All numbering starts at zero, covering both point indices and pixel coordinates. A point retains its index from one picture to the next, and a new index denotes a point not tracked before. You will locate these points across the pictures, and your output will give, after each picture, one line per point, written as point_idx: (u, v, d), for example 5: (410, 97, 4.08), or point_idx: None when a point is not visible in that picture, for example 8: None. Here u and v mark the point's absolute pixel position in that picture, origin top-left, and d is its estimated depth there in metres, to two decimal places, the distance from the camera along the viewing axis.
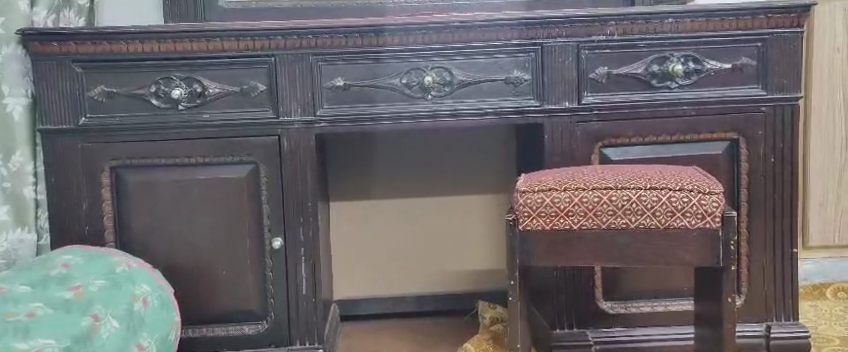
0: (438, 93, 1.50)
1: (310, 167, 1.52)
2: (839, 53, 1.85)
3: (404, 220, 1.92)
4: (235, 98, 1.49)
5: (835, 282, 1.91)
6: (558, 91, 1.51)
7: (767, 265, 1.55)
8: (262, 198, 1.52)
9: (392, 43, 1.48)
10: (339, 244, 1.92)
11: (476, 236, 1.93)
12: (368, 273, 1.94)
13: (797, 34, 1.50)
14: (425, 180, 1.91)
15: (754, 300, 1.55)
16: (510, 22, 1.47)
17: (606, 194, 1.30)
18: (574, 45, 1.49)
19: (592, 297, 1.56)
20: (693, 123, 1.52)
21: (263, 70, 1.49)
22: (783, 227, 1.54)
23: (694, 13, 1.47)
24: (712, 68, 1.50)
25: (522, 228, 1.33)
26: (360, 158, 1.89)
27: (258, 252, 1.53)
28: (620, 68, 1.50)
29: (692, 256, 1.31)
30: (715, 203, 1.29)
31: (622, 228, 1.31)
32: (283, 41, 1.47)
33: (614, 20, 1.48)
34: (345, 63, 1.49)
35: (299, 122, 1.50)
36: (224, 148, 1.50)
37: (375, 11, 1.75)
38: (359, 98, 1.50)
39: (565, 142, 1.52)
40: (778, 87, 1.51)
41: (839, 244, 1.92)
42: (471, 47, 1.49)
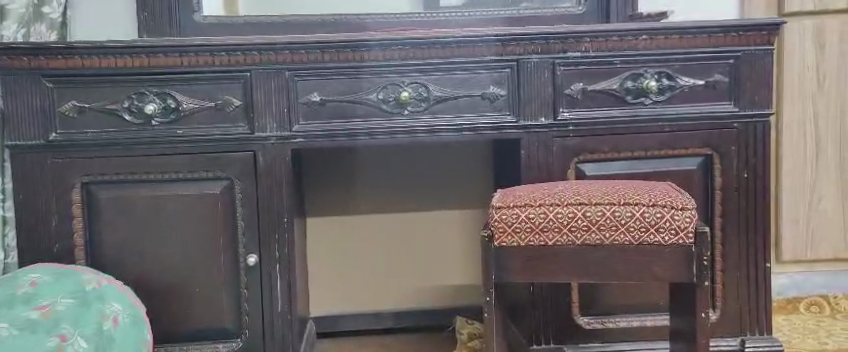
0: (414, 108, 1.50)
1: (286, 183, 1.51)
2: (808, 69, 1.87)
3: (382, 236, 1.91)
4: (210, 113, 1.48)
5: (807, 296, 1.93)
6: (534, 107, 1.51)
7: (740, 280, 1.56)
8: (236, 214, 1.51)
9: (368, 58, 1.48)
10: (316, 260, 1.91)
11: (454, 252, 1.93)
12: (345, 289, 1.93)
13: (768, 52, 1.52)
14: (402, 195, 1.90)
15: (728, 314, 1.56)
16: (486, 38, 1.48)
17: (581, 210, 1.30)
18: (549, 62, 1.50)
19: (569, 312, 1.56)
20: (667, 139, 1.53)
21: (239, 85, 1.48)
22: (756, 241, 1.55)
23: (667, 30, 1.49)
24: (685, 84, 1.52)
25: (498, 244, 1.33)
26: (336, 174, 1.89)
27: (233, 269, 1.52)
28: (594, 85, 1.51)
29: (666, 271, 1.31)
30: (688, 219, 1.29)
31: (597, 243, 1.31)
32: (259, 56, 1.46)
33: (589, 36, 1.49)
34: (321, 78, 1.49)
35: (274, 137, 1.49)
36: (199, 164, 1.49)
37: (351, 27, 1.75)
38: (335, 114, 1.50)
39: (541, 158, 1.53)
40: (750, 104, 1.53)
41: (811, 258, 1.94)
42: (447, 62, 1.49)
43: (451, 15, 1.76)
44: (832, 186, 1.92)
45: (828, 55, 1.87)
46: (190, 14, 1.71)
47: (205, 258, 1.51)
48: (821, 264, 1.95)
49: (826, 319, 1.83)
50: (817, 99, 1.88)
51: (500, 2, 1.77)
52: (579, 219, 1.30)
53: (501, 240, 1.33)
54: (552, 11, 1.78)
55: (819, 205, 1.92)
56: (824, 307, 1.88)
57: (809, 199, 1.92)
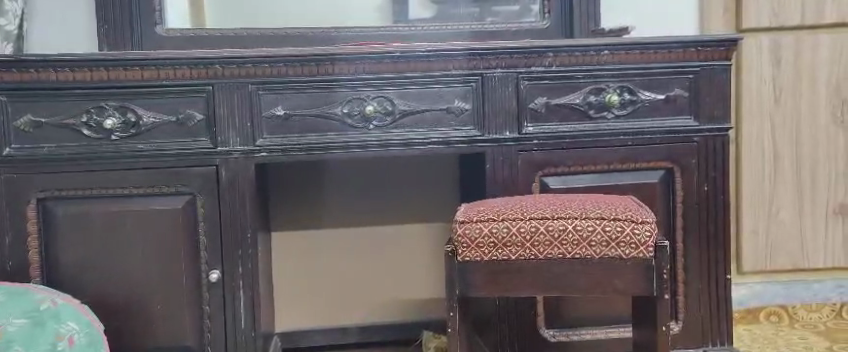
0: (379, 123, 1.50)
1: (249, 197, 1.50)
2: (766, 84, 1.90)
3: (347, 251, 1.90)
4: (172, 126, 1.46)
5: (767, 306, 1.96)
6: (499, 121, 1.52)
7: (702, 292, 1.57)
8: (199, 230, 1.49)
9: (333, 72, 1.48)
10: (281, 276, 1.89)
11: (419, 267, 1.93)
12: (310, 305, 1.91)
13: (726, 67, 1.54)
14: (367, 210, 1.90)
15: (691, 326, 1.58)
16: (450, 53, 1.48)
17: (543, 224, 1.31)
18: (514, 76, 1.51)
19: (534, 325, 1.56)
20: (630, 153, 1.55)
21: (201, 99, 1.46)
22: (717, 253, 1.57)
23: (629, 45, 1.51)
24: (647, 98, 1.54)
25: (462, 259, 1.33)
26: (301, 188, 1.87)
27: (195, 285, 1.50)
28: (558, 98, 1.52)
29: (627, 285, 1.32)
30: (647, 233, 1.30)
31: (559, 257, 1.32)
32: (222, 69, 1.45)
33: (552, 51, 1.50)
34: (285, 92, 1.48)
35: (237, 151, 1.48)
36: (161, 178, 1.47)
37: (316, 40, 1.74)
38: (300, 128, 1.49)
39: (506, 171, 1.53)
40: (709, 118, 1.55)
41: (771, 269, 1.97)
42: (412, 76, 1.49)
43: (416, 29, 1.76)
44: (791, 199, 1.95)
45: (785, 70, 1.90)
46: (153, 27, 1.69)
47: (166, 274, 1.49)
48: (781, 275, 1.98)
49: (784, 328, 1.91)
50: (774, 114, 1.92)
51: (465, 17, 1.78)
52: (541, 233, 1.31)
53: (465, 255, 1.33)
54: (516, 26, 1.79)
55: (778, 218, 1.95)
56: (783, 317, 1.96)
57: (768, 211, 1.95)
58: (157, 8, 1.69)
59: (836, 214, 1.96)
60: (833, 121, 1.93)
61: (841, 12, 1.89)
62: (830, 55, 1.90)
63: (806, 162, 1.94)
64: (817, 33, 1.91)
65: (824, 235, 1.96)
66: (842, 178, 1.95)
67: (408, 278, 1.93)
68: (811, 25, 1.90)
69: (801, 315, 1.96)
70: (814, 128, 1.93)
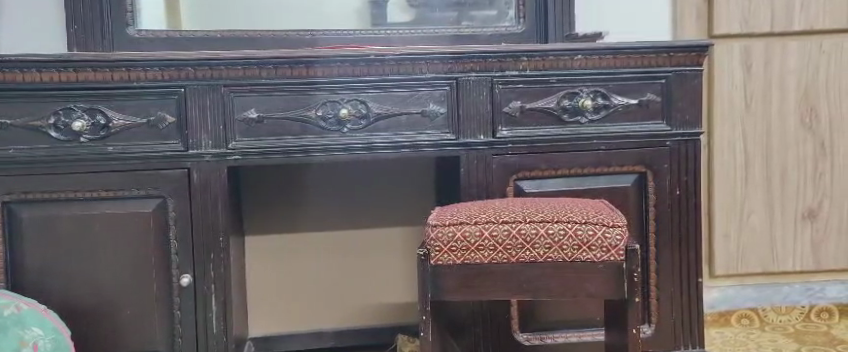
0: (354, 126, 1.49)
1: (221, 201, 1.49)
2: (737, 90, 1.92)
3: (321, 256, 1.89)
4: (143, 129, 1.45)
5: (739, 309, 1.97)
6: (473, 124, 1.52)
7: (674, 295, 1.58)
8: (170, 234, 1.48)
9: (307, 75, 1.47)
10: (254, 279, 1.88)
11: (393, 271, 1.92)
12: (283, 309, 1.90)
13: (698, 72, 1.55)
14: (341, 215, 1.89)
15: (663, 330, 1.59)
16: (424, 56, 1.48)
17: (515, 228, 1.31)
18: (488, 80, 1.51)
19: (508, 329, 1.56)
20: (603, 157, 1.55)
21: (173, 101, 1.45)
22: (688, 258, 1.58)
23: (602, 50, 1.51)
24: (620, 103, 1.54)
25: (434, 263, 1.33)
26: (275, 193, 1.86)
27: (166, 290, 1.48)
28: (532, 103, 1.53)
29: (599, 288, 1.32)
30: (618, 236, 1.31)
31: (531, 261, 1.32)
32: (194, 71, 1.44)
33: (526, 55, 1.50)
34: (259, 95, 1.47)
35: (209, 154, 1.46)
36: (131, 181, 1.46)
37: (290, 43, 1.74)
38: (273, 131, 1.48)
39: (481, 175, 1.53)
40: (681, 123, 1.56)
41: (742, 272, 1.98)
42: (386, 79, 1.49)
43: (391, 33, 1.76)
44: (761, 203, 1.97)
45: (755, 76, 1.92)
46: (125, 28, 1.68)
47: (137, 278, 1.47)
48: (752, 278, 2.00)
49: (755, 331, 1.92)
50: (745, 119, 1.94)
51: (440, 21, 1.78)
52: (513, 236, 1.31)
53: (438, 259, 1.33)
54: (493, 30, 1.79)
55: (749, 221, 1.97)
56: (754, 319, 1.97)
57: (739, 215, 1.97)
58: (129, 9, 1.67)
59: (805, 217, 1.98)
60: (802, 127, 1.95)
61: (810, 19, 1.91)
62: (799, 61, 1.93)
63: (775, 167, 1.96)
64: (787, 40, 1.93)
65: (793, 239, 1.98)
66: (811, 183, 1.97)
67: (382, 282, 1.93)
68: (781, 32, 1.92)
69: (772, 318, 1.97)
70: (783, 133, 1.95)
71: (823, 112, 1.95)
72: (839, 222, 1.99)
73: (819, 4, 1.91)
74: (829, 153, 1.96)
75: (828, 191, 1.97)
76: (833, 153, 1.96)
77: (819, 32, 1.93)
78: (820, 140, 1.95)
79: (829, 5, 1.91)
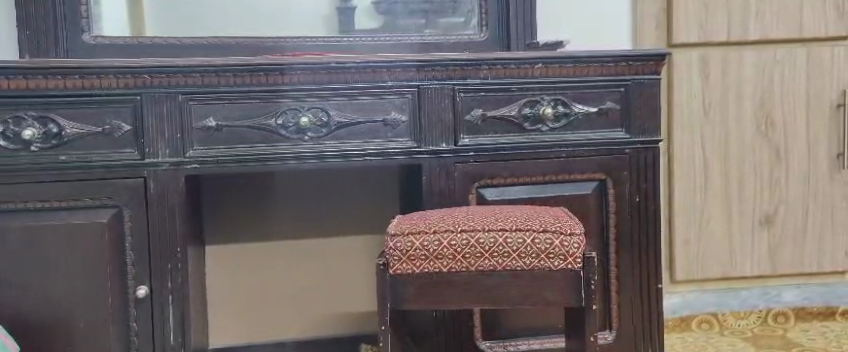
0: (315, 134, 1.48)
1: (179, 210, 1.47)
2: (695, 98, 1.95)
3: (281, 266, 1.88)
4: (98, 137, 1.42)
5: (699, 314, 2.00)
6: (435, 132, 1.52)
7: (634, 302, 1.60)
8: (125, 244, 1.45)
9: (267, 83, 1.46)
10: (215, 290, 1.86)
11: (354, 280, 1.91)
12: (244, 319, 1.88)
13: (656, 81, 1.57)
14: (302, 224, 1.87)
15: (623, 336, 1.60)
16: (385, 63, 1.48)
17: (474, 237, 1.31)
18: (449, 88, 1.51)
19: (471, 337, 1.56)
20: (563, 165, 1.56)
21: (130, 109, 1.43)
22: (647, 265, 1.60)
23: (562, 59, 1.52)
24: (580, 111, 1.56)
25: (393, 272, 1.33)
26: (236, 201, 1.85)
27: (121, 302, 1.45)
28: (493, 111, 1.53)
29: (557, 296, 1.33)
30: (576, 244, 1.32)
31: (491, 270, 1.32)
32: (151, 78, 1.42)
33: (487, 64, 1.51)
34: (218, 103, 1.45)
35: (167, 163, 1.44)
36: (86, 191, 1.43)
37: (252, 50, 1.72)
38: (232, 139, 1.46)
39: (443, 183, 1.53)
40: (640, 131, 1.58)
41: (702, 278, 2.01)
42: (347, 88, 1.49)
43: (354, 41, 1.76)
44: (720, 210, 1.99)
45: (713, 84, 1.95)
46: (80, 34, 1.64)
47: (92, 290, 1.44)
48: (712, 283, 2.03)
49: (714, 335, 1.96)
50: (704, 126, 1.96)
51: (403, 29, 1.78)
52: (472, 245, 1.31)
53: (397, 268, 1.32)
54: (455, 38, 1.79)
55: (709, 228, 1.99)
56: (714, 324, 2.00)
57: (698, 221, 1.99)
58: (85, 15, 1.65)
59: (762, 223, 2.01)
60: (758, 135, 1.98)
61: (764, 28, 1.95)
62: (754, 69, 1.96)
63: (733, 174, 1.98)
64: (742, 48, 1.96)
65: (751, 244, 2.01)
66: (767, 189, 2.00)
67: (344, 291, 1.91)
68: (737, 41, 1.95)
69: (731, 322, 2.01)
70: (741, 141, 1.98)
71: (777, 119, 1.97)
72: (795, 228, 2.01)
73: (773, 14, 1.94)
74: (785, 160, 1.99)
75: (784, 197, 2.00)
76: (789, 160, 1.99)
77: (774, 42, 1.96)
78: (776, 147, 1.98)
79: (783, 14, 1.94)
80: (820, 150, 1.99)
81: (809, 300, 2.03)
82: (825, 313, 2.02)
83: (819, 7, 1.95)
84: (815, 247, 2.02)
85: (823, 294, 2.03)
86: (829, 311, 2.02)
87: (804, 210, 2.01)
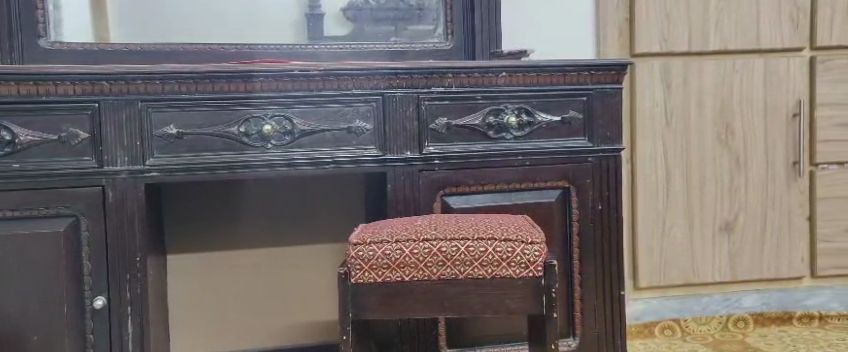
0: (278, 142, 1.47)
1: (138, 220, 1.45)
2: (658, 107, 1.97)
3: (244, 274, 1.85)
4: (54, 145, 1.40)
5: (662, 320, 2.02)
6: (399, 141, 1.51)
7: (597, 309, 1.60)
8: (82, 255, 1.43)
9: (230, 90, 1.45)
10: (178, 299, 1.83)
11: (316, 288, 1.90)
12: (208, 329, 1.86)
13: (618, 90, 1.58)
14: (265, 232, 1.85)
15: (586, 344, 1.60)
16: (349, 71, 1.47)
17: (436, 246, 1.31)
18: (414, 96, 1.51)
19: (435, 345, 1.55)
20: (527, 174, 1.57)
21: (86, 116, 1.40)
22: (610, 272, 1.61)
23: (526, 67, 1.53)
24: (543, 120, 1.56)
25: (355, 281, 1.32)
26: (198, 210, 1.82)
27: (78, 313, 1.43)
28: (458, 119, 1.53)
29: (518, 305, 1.33)
30: (537, 252, 1.32)
31: (453, 278, 1.32)
32: (109, 85, 1.40)
33: (451, 72, 1.51)
34: (179, 110, 1.44)
35: (126, 171, 1.42)
36: (40, 200, 1.40)
37: (215, 57, 1.71)
38: (193, 147, 1.45)
39: (407, 191, 1.53)
40: (602, 139, 1.59)
41: (664, 285, 2.03)
42: (311, 96, 1.48)
43: (320, 48, 1.75)
44: (681, 217, 2.01)
45: (674, 94, 1.98)
46: (35, 40, 1.61)
47: (47, 300, 1.41)
48: (674, 290, 2.04)
49: (676, 341, 1.98)
50: (666, 135, 1.99)
51: (369, 37, 1.78)
52: (434, 254, 1.31)
53: (359, 277, 1.32)
54: (421, 46, 1.79)
55: (671, 235, 2.02)
56: (676, 331, 2.03)
57: (661, 229, 2.01)
58: (40, 20, 1.62)
59: (722, 230, 2.03)
60: (718, 142, 2.00)
61: (723, 39, 1.97)
62: (714, 80, 1.98)
63: (694, 181, 2.01)
64: (703, 59, 1.99)
65: (712, 251, 2.03)
66: (727, 197, 2.02)
67: (308, 300, 1.89)
68: (697, 52, 1.98)
69: (693, 328, 2.03)
70: (702, 149, 2.00)
71: (737, 128, 2.00)
72: (755, 234, 2.04)
73: (732, 25, 1.97)
74: (744, 169, 2.02)
75: (744, 204, 2.02)
76: (748, 167, 2.02)
77: (732, 52, 1.99)
78: (736, 155, 2.01)
79: (741, 26, 1.97)
80: (778, 158, 2.02)
81: (767, 306, 2.06)
82: (783, 318, 2.06)
83: (776, 18, 1.98)
84: (771, 252, 2.04)
85: (780, 299, 2.06)
86: (786, 316, 2.06)
87: (762, 217, 2.03)
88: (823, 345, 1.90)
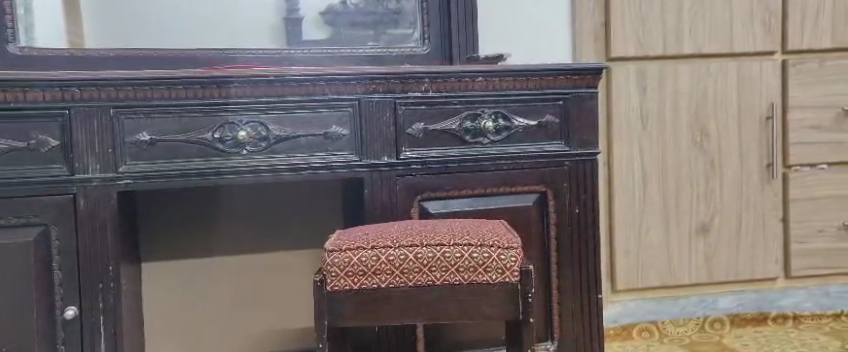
0: (253, 148, 1.46)
1: (111, 227, 1.43)
2: (634, 110, 1.98)
3: (219, 282, 1.84)
4: (23, 153, 1.38)
5: (640, 322, 2.03)
6: (375, 146, 1.51)
7: (574, 313, 1.60)
8: (53, 264, 1.40)
9: (204, 96, 1.43)
10: (153, 308, 1.81)
11: (293, 295, 1.88)
12: (184, 337, 1.84)
13: (594, 94, 1.58)
14: (241, 238, 1.84)
15: (565, 347, 1.60)
16: (324, 76, 1.46)
17: (412, 252, 1.31)
18: (390, 101, 1.50)
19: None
20: (504, 178, 1.57)
21: (57, 123, 1.39)
22: (587, 276, 1.61)
23: (502, 72, 1.53)
24: (520, 125, 1.56)
25: (330, 288, 1.31)
26: (173, 216, 1.80)
27: (49, 324, 1.40)
28: (434, 124, 1.53)
29: (495, 310, 1.32)
30: (513, 258, 1.32)
31: (429, 284, 1.31)
32: (80, 91, 1.38)
33: (427, 77, 1.51)
34: (152, 116, 1.42)
35: (97, 178, 1.40)
36: (10, 208, 1.38)
37: (190, 62, 1.69)
38: (167, 154, 1.43)
39: (385, 196, 1.52)
40: (578, 143, 1.59)
41: (640, 287, 2.04)
42: (286, 101, 1.47)
43: (296, 53, 1.74)
44: (658, 219, 2.02)
45: (650, 97, 1.98)
46: (4, 45, 1.59)
47: (16, 311, 1.39)
48: (650, 291, 2.05)
49: (654, 344, 1.98)
50: (642, 139, 1.99)
51: (346, 42, 1.77)
52: (409, 260, 1.30)
53: (335, 285, 1.31)
54: (398, 51, 1.79)
55: (648, 237, 2.03)
56: (654, 332, 2.03)
57: (638, 231, 2.02)
58: (10, 24, 1.59)
59: (698, 232, 2.04)
60: (694, 145, 2.02)
61: (697, 43, 1.99)
62: (689, 83, 2.00)
63: (671, 183, 2.02)
64: (678, 63, 2.00)
65: (688, 253, 2.04)
66: (703, 199, 2.03)
67: (286, 305, 1.88)
68: (672, 56, 1.99)
69: (671, 330, 2.03)
70: (677, 152, 2.01)
71: (712, 131, 2.02)
72: (731, 236, 2.05)
73: (706, 28, 1.99)
74: (719, 171, 2.03)
75: (719, 206, 2.04)
76: (723, 170, 2.03)
77: (707, 56, 2.01)
78: (711, 158, 2.02)
79: (715, 30, 1.99)
80: (753, 161, 2.04)
81: (744, 307, 2.07)
82: (759, 318, 2.06)
83: (749, 23, 2.00)
84: (746, 254, 2.06)
85: (755, 300, 2.07)
86: (762, 316, 2.07)
87: (738, 219, 2.05)
88: (797, 344, 1.91)
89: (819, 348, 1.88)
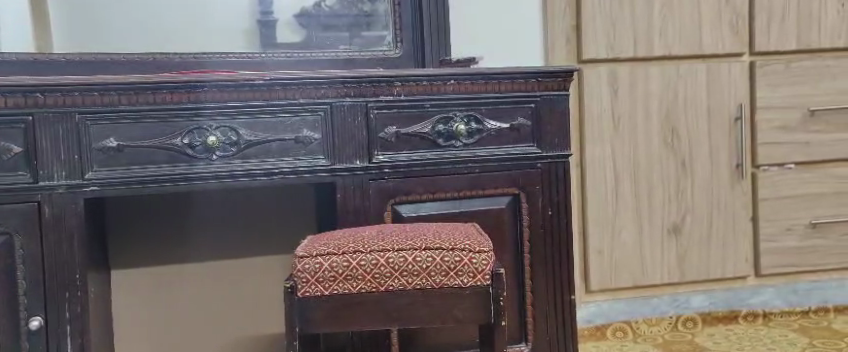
0: (223, 153, 1.45)
1: (77, 235, 1.41)
2: (606, 112, 1.99)
3: (190, 288, 1.82)
4: None
5: (613, 323, 2.04)
6: (346, 150, 1.50)
7: (548, 315, 1.60)
8: (17, 274, 1.38)
9: (172, 101, 1.42)
10: (123, 316, 1.79)
11: (265, 301, 1.86)
12: (155, 345, 1.81)
13: (565, 97, 1.59)
14: (212, 244, 1.82)
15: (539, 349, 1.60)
16: (295, 80, 1.45)
17: (384, 256, 1.30)
18: (362, 105, 1.50)
19: None
20: (476, 181, 1.57)
21: (20, 130, 1.36)
22: (561, 277, 1.61)
23: (474, 75, 1.53)
24: (492, 128, 1.56)
25: (302, 295, 1.30)
26: (142, 222, 1.78)
27: (13, 334, 1.38)
28: (406, 128, 1.52)
29: (467, 313, 1.32)
30: (485, 261, 1.31)
31: (401, 289, 1.31)
32: (44, 97, 1.36)
33: (399, 81, 1.50)
34: (119, 122, 1.40)
35: (63, 186, 1.38)
36: None
37: (159, 67, 1.67)
38: (134, 160, 1.41)
39: (357, 200, 1.52)
40: (550, 146, 1.59)
41: (613, 287, 2.04)
42: (256, 105, 1.45)
43: (267, 57, 1.72)
44: (630, 219, 2.03)
45: (621, 99, 1.99)
46: None
47: None
48: (623, 292, 2.06)
49: (627, 343, 1.99)
50: (614, 140, 2.00)
51: (318, 45, 1.76)
52: (381, 265, 1.30)
53: (306, 291, 1.30)
54: (370, 54, 1.78)
55: (620, 238, 2.03)
56: (628, 332, 2.04)
57: (611, 232, 2.03)
58: None
59: (670, 232, 2.05)
60: (665, 147, 2.03)
61: (667, 44, 2.00)
62: (660, 85, 2.01)
63: (643, 184, 2.03)
64: (649, 65, 2.01)
65: (660, 253, 2.05)
66: (674, 200, 2.05)
67: (259, 309, 1.86)
68: (642, 57, 2.00)
69: (644, 329, 2.04)
70: (649, 153, 2.02)
71: (682, 132, 2.03)
72: (702, 236, 2.06)
73: (676, 30, 2.00)
74: (689, 172, 2.04)
75: (690, 207, 2.05)
76: (694, 171, 2.04)
77: (677, 58, 2.02)
78: (682, 159, 2.04)
79: (684, 31, 2.00)
80: (723, 161, 2.05)
81: (715, 305, 2.08)
82: (730, 316, 2.09)
83: (717, 24, 2.02)
84: (717, 254, 2.07)
85: (727, 299, 2.09)
86: (733, 314, 2.09)
87: (708, 219, 2.06)
88: (767, 342, 1.93)
89: (788, 345, 1.90)
